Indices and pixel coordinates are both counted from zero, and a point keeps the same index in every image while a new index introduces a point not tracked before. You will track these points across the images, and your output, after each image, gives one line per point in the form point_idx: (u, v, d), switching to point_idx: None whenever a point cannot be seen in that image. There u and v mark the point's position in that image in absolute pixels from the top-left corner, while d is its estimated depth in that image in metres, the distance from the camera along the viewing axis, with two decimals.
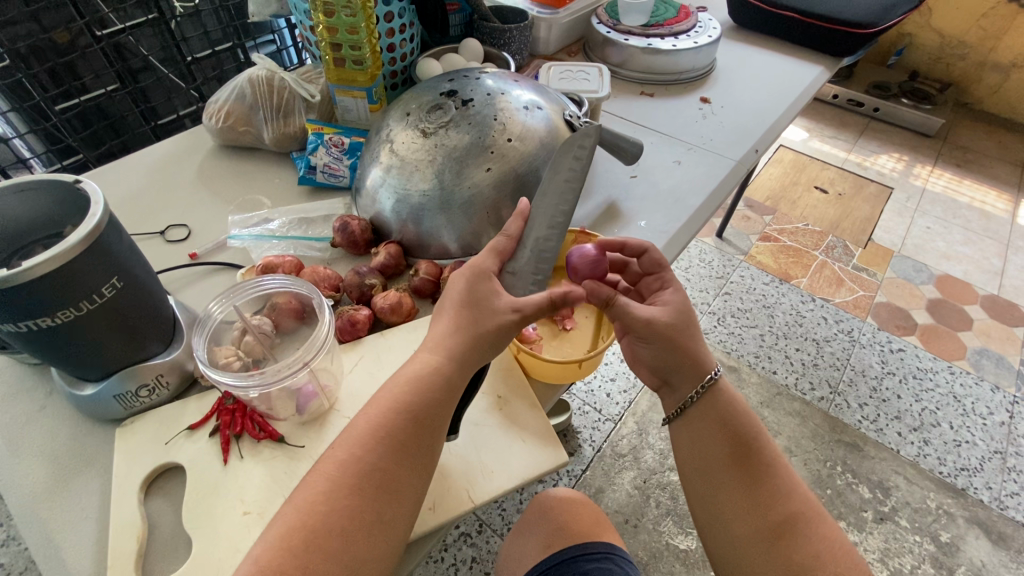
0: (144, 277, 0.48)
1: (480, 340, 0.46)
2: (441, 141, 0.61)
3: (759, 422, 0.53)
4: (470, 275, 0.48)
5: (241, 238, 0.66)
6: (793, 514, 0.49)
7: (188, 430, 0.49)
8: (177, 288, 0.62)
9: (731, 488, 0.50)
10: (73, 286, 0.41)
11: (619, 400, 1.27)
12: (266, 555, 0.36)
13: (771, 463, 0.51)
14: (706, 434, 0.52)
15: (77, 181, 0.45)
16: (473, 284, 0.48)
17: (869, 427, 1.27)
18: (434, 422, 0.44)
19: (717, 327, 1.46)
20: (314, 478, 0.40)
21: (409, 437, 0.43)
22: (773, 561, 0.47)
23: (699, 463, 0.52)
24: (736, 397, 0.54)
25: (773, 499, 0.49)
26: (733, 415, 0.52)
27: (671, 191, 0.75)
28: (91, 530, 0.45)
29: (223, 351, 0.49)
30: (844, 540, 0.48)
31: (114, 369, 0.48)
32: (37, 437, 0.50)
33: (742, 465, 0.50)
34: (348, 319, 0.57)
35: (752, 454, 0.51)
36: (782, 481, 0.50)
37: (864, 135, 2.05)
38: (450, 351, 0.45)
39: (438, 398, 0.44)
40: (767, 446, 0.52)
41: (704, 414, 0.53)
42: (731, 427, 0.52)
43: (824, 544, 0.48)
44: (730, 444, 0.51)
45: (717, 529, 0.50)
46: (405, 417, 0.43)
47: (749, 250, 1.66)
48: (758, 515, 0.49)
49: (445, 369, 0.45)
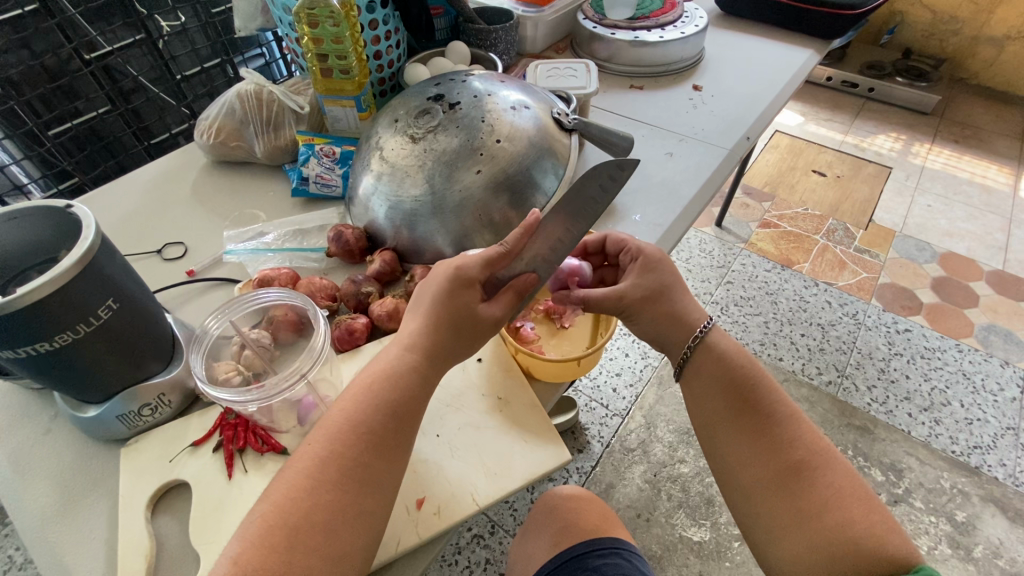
0: (141, 297, 0.48)
1: (453, 347, 0.47)
2: (430, 145, 0.61)
3: (765, 372, 0.53)
4: (453, 281, 0.46)
5: (237, 253, 0.67)
6: (803, 459, 0.48)
7: (192, 446, 0.50)
8: (176, 305, 0.62)
9: (738, 439, 0.50)
10: (70, 309, 0.41)
11: (625, 395, 1.27)
12: (244, 556, 0.36)
13: (775, 410, 0.51)
14: (709, 388, 0.53)
15: (69, 207, 0.45)
16: (455, 294, 0.46)
17: (879, 409, 1.27)
18: (414, 415, 0.45)
19: (721, 316, 1.46)
20: (292, 473, 0.40)
21: (388, 431, 0.43)
22: (784, 507, 0.47)
23: (706, 418, 0.53)
24: (735, 348, 0.54)
25: (778, 448, 0.49)
26: (733, 366, 0.53)
27: (664, 183, 0.75)
28: (99, 551, 0.45)
29: (223, 366, 0.49)
30: (856, 482, 0.47)
31: (115, 391, 0.48)
32: (42, 462, 0.50)
33: (748, 416, 0.50)
34: (346, 328, 0.57)
35: (756, 402, 0.51)
36: (790, 428, 0.50)
37: (860, 116, 2.04)
38: (422, 350, 0.46)
39: (415, 392, 0.45)
40: (771, 394, 0.52)
41: (705, 368, 0.53)
42: (731, 377, 0.52)
43: (834, 487, 0.46)
44: (733, 395, 0.51)
45: (731, 478, 0.50)
46: (384, 410, 0.43)
47: (749, 238, 1.65)
48: (767, 462, 0.48)
49: (422, 362, 0.45)
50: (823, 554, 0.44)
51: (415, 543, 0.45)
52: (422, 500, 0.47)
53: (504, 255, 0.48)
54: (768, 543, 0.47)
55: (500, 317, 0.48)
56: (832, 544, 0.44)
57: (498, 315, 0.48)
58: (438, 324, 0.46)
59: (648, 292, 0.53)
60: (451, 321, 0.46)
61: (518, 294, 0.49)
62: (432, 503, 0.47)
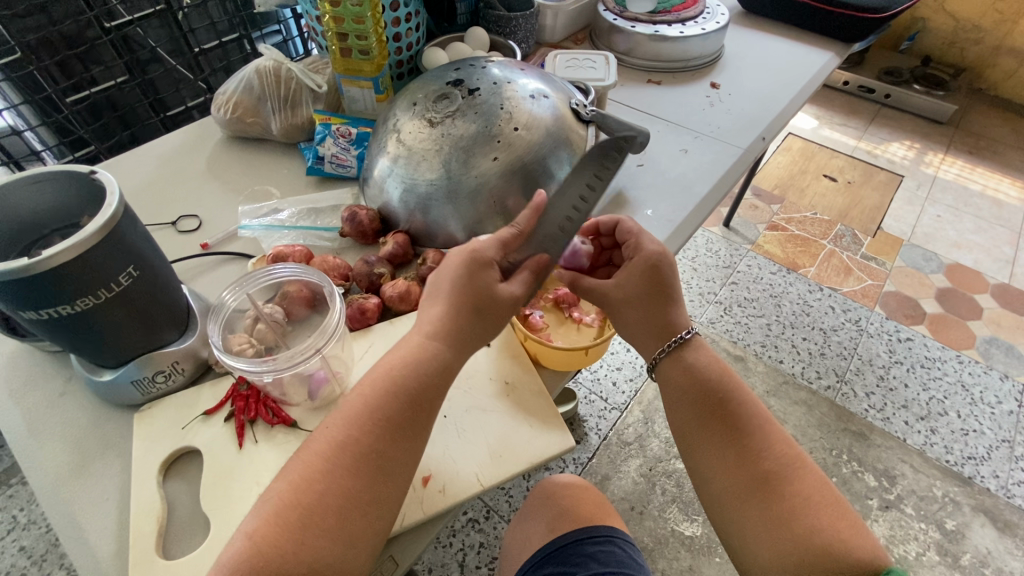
0: (160, 265, 0.49)
1: (474, 333, 0.48)
2: (447, 130, 0.62)
3: (738, 378, 0.53)
4: (470, 263, 0.48)
5: (251, 228, 0.68)
6: (773, 466, 0.49)
7: (204, 415, 0.51)
8: (190, 277, 0.63)
9: (712, 445, 0.50)
10: (92, 273, 0.42)
11: (625, 389, 1.28)
12: (261, 532, 0.38)
13: (748, 417, 0.51)
14: (684, 395, 0.53)
15: (92, 172, 0.45)
16: (473, 275, 0.47)
17: (876, 415, 1.28)
18: (431, 404, 0.45)
19: (724, 317, 1.47)
20: (308, 455, 0.42)
21: (404, 418, 0.44)
22: (755, 512, 0.47)
23: (681, 424, 0.53)
24: (711, 357, 0.54)
25: (752, 455, 0.49)
26: (706, 374, 0.53)
27: (678, 179, 0.75)
28: (111, 511, 0.46)
29: (237, 338, 0.50)
30: (824, 487, 0.48)
31: (131, 357, 0.49)
32: (57, 422, 0.51)
33: (720, 423, 0.51)
34: (358, 307, 0.57)
35: (729, 409, 0.51)
36: (760, 435, 0.50)
37: (875, 123, 2.03)
38: (444, 336, 0.46)
39: (435, 380, 0.45)
40: (744, 402, 0.52)
41: (679, 374, 0.53)
42: (705, 385, 0.52)
43: (804, 493, 0.47)
44: (707, 402, 0.52)
45: (704, 484, 0.51)
46: (404, 399, 0.44)
47: (756, 240, 1.65)
48: (740, 467, 0.49)
49: (442, 352, 0.46)
50: (793, 558, 0.45)
51: (419, 519, 0.46)
52: (427, 478, 0.48)
53: (517, 235, 0.50)
54: (740, 546, 0.48)
55: (518, 296, 0.49)
56: (802, 549, 0.45)
57: (517, 293, 0.49)
58: (457, 308, 0.47)
59: (652, 286, 0.54)
60: (471, 305, 0.47)
61: (535, 272, 0.50)
62: (437, 481, 0.48)
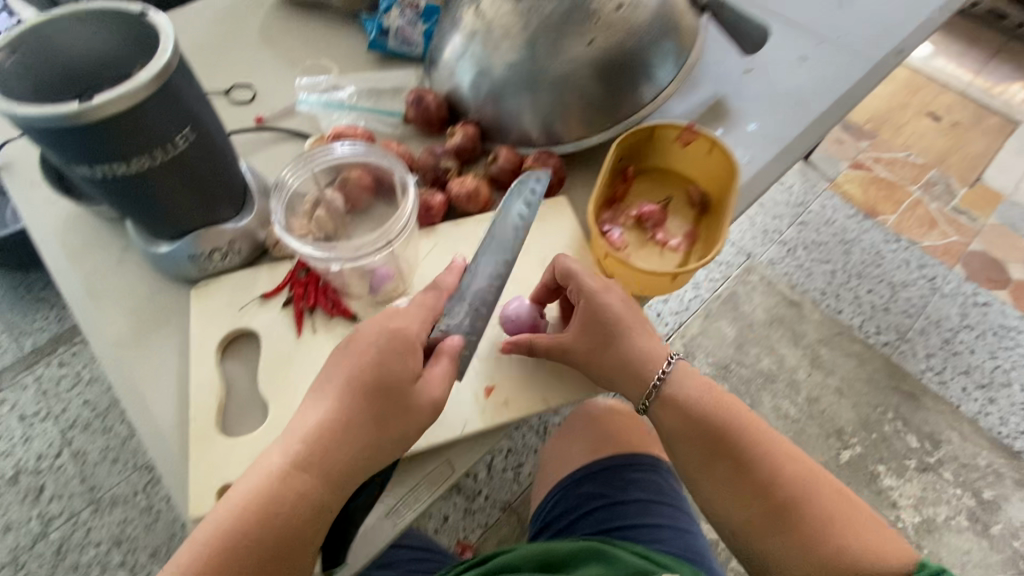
0: (217, 132, 0.44)
1: (384, 420, 0.40)
2: (537, 5, 0.52)
3: (727, 397, 0.48)
4: (383, 344, 0.41)
5: (310, 103, 0.62)
6: (787, 487, 0.44)
7: (262, 298, 0.49)
8: (245, 153, 0.60)
9: (728, 479, 0.45)
10: (145, 130, 0.37)
11: (669, 321, 1.26)
12: None
13: (749, 437, 0.46)
14: (681, 433, 0.46)
15: (144, 13, 0.40)
16: (386, 355, 0.41)
17: (932, 378, 1.21)
18: (333, 489, 0.39)
19: (786, 258, 1.36)
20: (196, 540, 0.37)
21: (300, 504, 0.38)
22: (787, 544, 0.43)
23: (686, 466, 0.47)
24: (695, 380, 0.48)
25: (764, 481, 0.44)
26: (697, 400, 0.47)
27: (790, 92, 0.64)
28: (170, 382, 0.46)
29: (298, 220, 0.47)
30: (831, 485, 0.45)
31: (187, 229, 0.47)
32: (116, 288, 0.50)
33: (727, 452, 0.45)
34: (423, 203, 0.53)
35: (729, 435, 0.46)
36: (767, 453, 0.46)
37: (1003, 53, 1.71)
38: (348, 421, 0.40)
39: (340, 467, 0.39)
40: (736, 418, 0.46)
41: (670, 408, 0.47)
42: (701, 417, 0.46)
43: (825, 508, 0.43)
44: (711, 433, 0.46)
45: (728, 526, 0.46)
46: (303, 477, 0.39)
47: (835, 178, 1.48)
48: (757, 496, 0.44)
49: (347, 437, 0.39)
50: None
51: (482, 428, 0.46)
52: (489, 389, 0.47)
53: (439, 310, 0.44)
54: None
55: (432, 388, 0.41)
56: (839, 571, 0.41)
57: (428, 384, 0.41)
58: (363, 393, 0.40)
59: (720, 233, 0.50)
60: (378, 393, 0.40)
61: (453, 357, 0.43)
62: (500, 393, 0.47)
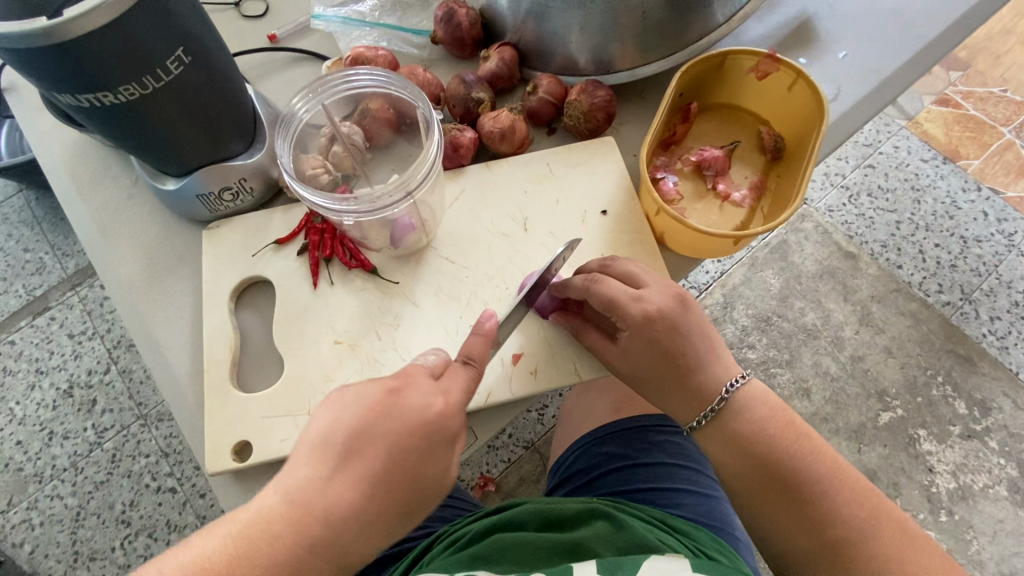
0: (217, 53, 0.39)
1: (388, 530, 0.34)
2: None
3: (792, 428, 0.41)
4: (436, 439, 0.34)
5: (326, 18, 0.54)
6: (847, 529, 0.39)
7: (276, 245, 0.45)
8: (257, 77, 0.54)
9: (775, 513, 0.40)
10: (130, 51, 0.32)
11: (709, 269, 1.17)
12: None
13: (810, 475, 0.40)
14: (730, 458, 0.41)
15: None
16: (426, 453, 0.33)
17: (993, 343, 1.12)
18: None
19: (847, 205, 1.23)
20: None
21: None
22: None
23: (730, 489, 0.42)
24: (759, 409, 0.42)
25: (821, 520, 0.39)
26: (756, 430, 0.41)
27: (895, 10, 0.53)
28: (185, 330, 0.44)
29: (311, 159, 0.42)
30: (906, 532, 0.40)
31: (194, 166, 0.43)
32: (127, 226, 0.47)
33: (780, 485, 0.40)
34: (450, 141, 0.47)
35: (786, 469, 0.40)
36: (829, 493, 0.40)
37: None
38: (365, 519, 0.32)
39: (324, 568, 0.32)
40: (802, 454, 0.41)
41: (721, 433, 0.41)
42: (759, 446, 0.41)
43: (890, 555, 0.38)
44: (763, 467, 0.40)
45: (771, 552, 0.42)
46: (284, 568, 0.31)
47: (916, 115, 1.30)
48: (810, 534, 0.40)
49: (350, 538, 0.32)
50: None
51: (507, 398, 0.43)
52: (518, 356, 0.43)
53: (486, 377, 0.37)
54: None
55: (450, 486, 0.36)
56: None
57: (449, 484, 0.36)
58: (393, 492, 0.33)
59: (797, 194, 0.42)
60: (409, 503, 0.34)
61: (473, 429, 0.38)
62: (529, 361, 0.43)
